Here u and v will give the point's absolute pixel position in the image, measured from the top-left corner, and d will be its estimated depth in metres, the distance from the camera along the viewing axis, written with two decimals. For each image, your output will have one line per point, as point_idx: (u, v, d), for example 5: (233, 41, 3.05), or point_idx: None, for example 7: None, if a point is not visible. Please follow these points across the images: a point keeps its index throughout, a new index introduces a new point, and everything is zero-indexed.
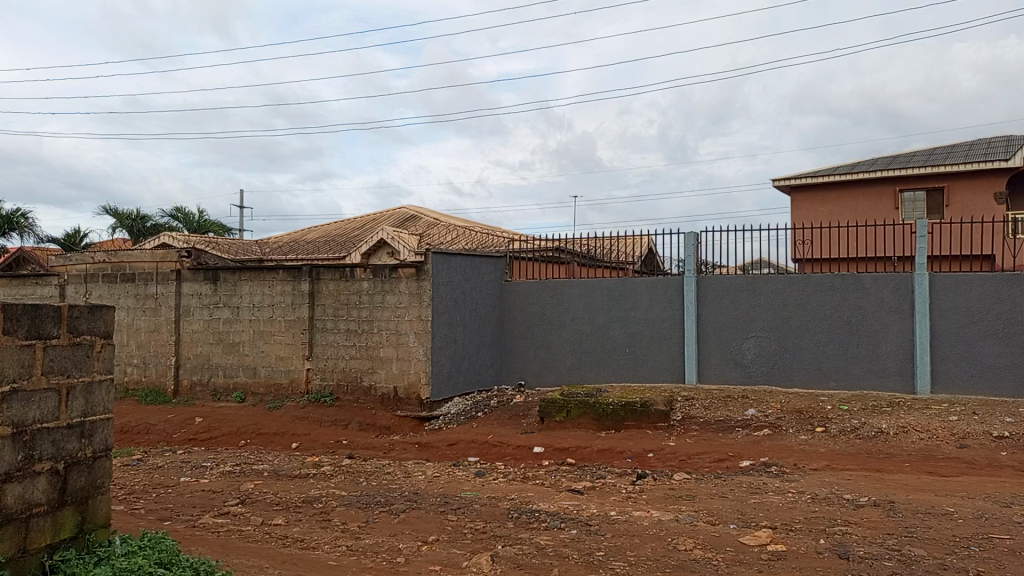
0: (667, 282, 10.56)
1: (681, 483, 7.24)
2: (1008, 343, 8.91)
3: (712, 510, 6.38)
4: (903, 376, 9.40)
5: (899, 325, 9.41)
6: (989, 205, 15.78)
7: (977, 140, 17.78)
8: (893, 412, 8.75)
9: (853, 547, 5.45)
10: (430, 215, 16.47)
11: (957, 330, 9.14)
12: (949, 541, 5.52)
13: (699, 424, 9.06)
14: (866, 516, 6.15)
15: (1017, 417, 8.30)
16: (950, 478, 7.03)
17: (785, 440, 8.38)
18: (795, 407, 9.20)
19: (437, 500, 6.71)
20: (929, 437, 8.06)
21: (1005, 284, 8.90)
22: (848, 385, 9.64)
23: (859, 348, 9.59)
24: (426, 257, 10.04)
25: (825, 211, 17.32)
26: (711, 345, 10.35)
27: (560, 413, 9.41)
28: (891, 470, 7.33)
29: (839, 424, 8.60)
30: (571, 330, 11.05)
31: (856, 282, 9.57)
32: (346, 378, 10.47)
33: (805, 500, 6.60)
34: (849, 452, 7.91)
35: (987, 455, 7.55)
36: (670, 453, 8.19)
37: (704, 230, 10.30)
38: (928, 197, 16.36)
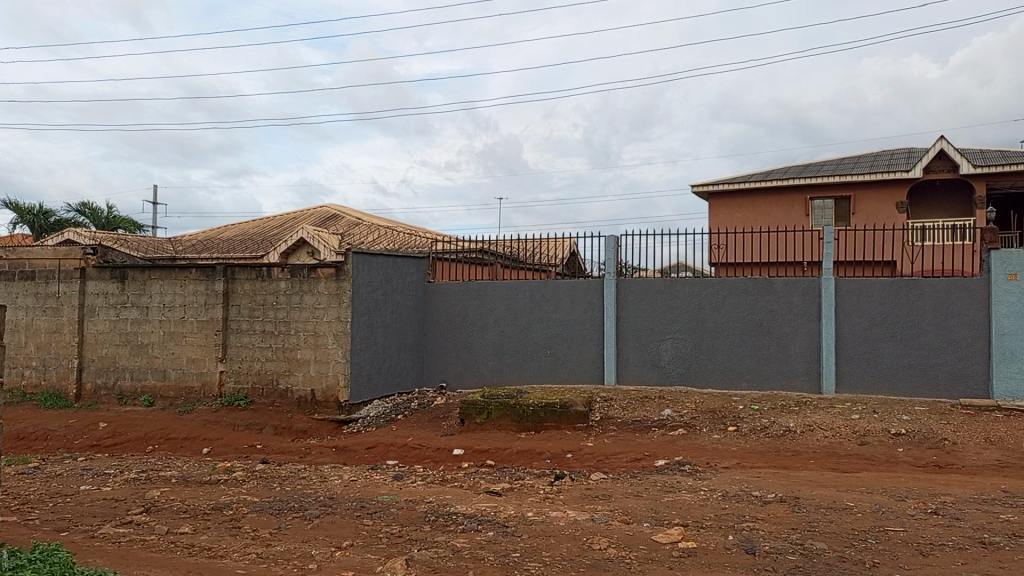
0: (588, 285, 10.70)
1: (598, 483, 7.34)
2: (906, 344, 9.38)
3: (626, 509, 6.50)
4: (810, 376, 9.78)
5: (806, 328, 9.79)
6: (892, 213, 16.61)
7: (882, 152, 18.70)
8: (800, 412, 9.10)
9: (759, 542, 5.64)
10: (353, 214, 16.23)
11: (860, 333, 9.57)
12: (849, 535, 5.78)
13: (617, 424, 9.22)
14: (772, 512, 6.37)
15: (913, 415, 8.75)
16: (851, 474, 7.36)
17: (699, 439, 8.60)
18: (708, 407, 9.46)
19: (353, 504, 6.61)
20: (833, 435, 8.41)
21: (904, 289, 9.37)
22: (758, 385, 9.97)
23: (770, 350, 9.93)
24: (346, 257, 9.88)
25: (741, 217, 17.88)
26: (629, 346, 10.54)
27: (481, 414, 9.41)
28: (797, 468, 7.62)
29: (750, 423, 8.89)
30: (493, 332, 11.07)
31: (767, 286, 9.92)
32: (261, 380, 10.21)
33: (716, 498, 6.79)
34: (759, 450, 8.18)
35: (885, 452, 7.94)
36: (589, 453, 8.29)
37: (623, 233, 10.49)
38: (836, 205, 17.10)
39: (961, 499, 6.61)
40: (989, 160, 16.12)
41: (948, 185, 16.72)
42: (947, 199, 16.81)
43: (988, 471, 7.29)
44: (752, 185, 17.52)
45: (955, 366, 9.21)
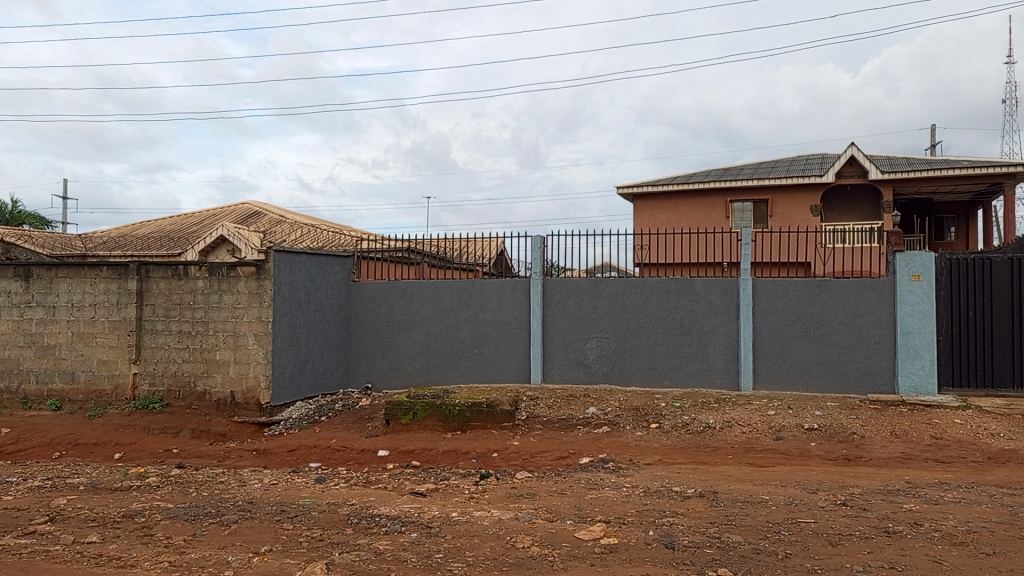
0: (515, 284, 10.74)
1: (523, 481, 7.38)
2: (818, 342, 9.75)
3: (550, 507, 6.54)
4: (729, 373, 10.07)
5: (726, 327, 10.07)
6: (807, 217, 17.27)
7: (797, 158, 19.41)
8: (720, 408, 9.35)
9: (679, 537, 5.77)
10: (276, 212, 15.87)
11: (776, 331, 9.90)
12: (763, 527, 5.97)
13: (543, 422, 9.29)
14: (691, 507, 6.53)
15: (824, 410, 9.10)
16: (766, 469, 7.61)
17: (622, 437, 8.75)
18: (632, 405, 9.62)
19: (273, 508, 6.46)
20: (750, 431, 8.69)
21: (817, 289, 9.74)
22: (680, 383, 10.21)
23: (691, 348, 10.17)
24: (268, 255, 9.64)
25: (664, 218, 18.28)
26: (555, 345, 10.64)
27: (406, 415, 9.32)
28: (716, 463, 7.84)
29: (672, 420, 9.09)
30: (419, 332, 11.00)
31: (689, 286, 10.16)
32: (178, 383, 9.87)
33: (638, 494, 6.92)
34: (679, 447, 8.37)
35: (799, 446, 8.23)
36: (514, 452, 8.32)
37: (550, 234, 10.58)
38: (755, 208, 17.66)
39: (867, 490, 6.92)
40: (895, 167, 16.91)
41: (858, 190, 17.47)
42: (858, 203, 17.57)
43: (892, 463, 7.65)
44: (676, 188, 17.93)
45: (864, 363, 9.62)
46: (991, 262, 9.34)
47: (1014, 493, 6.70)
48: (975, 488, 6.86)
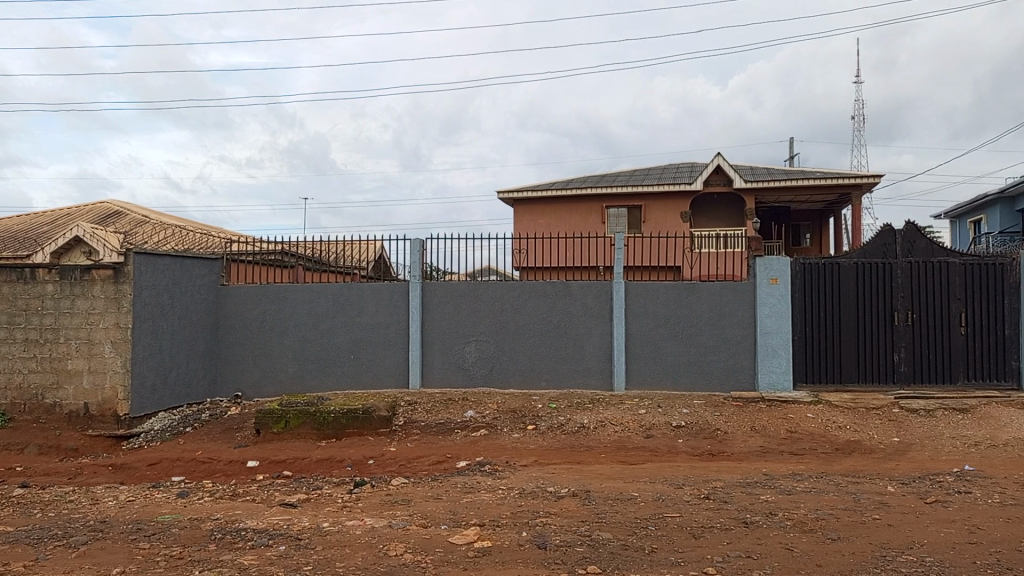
0: (393, 288, 10.61)
1: (398, 488, 7.29)
2: (686, 343, 10.19)
3: (425, 513, 6.50)
4: (603, 374, 10.34)
5: (600, 329, 10.34)
6: (677, 223, 18.00)
7: (668, 166, 20.24)
8: (594, 408, 9.58)
9: (551, 537, 5.85)
10: (139, 212, 15.01)
11: (647, 333, 10.26)
12: (632, 523, 6.16)
13: (421, 427, 9.21)
14: (564, 507, 6.65)
15: (691, 408, 9.51)
16: (637, 466, 7.86)
17: (499, 439, 8.81)
18: (509, 407, 9.70)
19: (128, 527, 6.07)
20: (622, 429, 8.96)
21: (684, 292, 10.17)
22: (556, 384, 10.39)
23: (567, 351, 10.38)
24: (126, 257, 9.09)
25: (544, 223, 18.62)
26: (433, 349, 10.58)
27: (278, 424, 9.01)
28: (589, 462, 8.03)
29: (548, 421, 9.24)
30: (293, 337, 10.68)
31: (565, 290, 10.37)
32: (23, 395, 9.12)
33: (513, 496, 6.98)
34: (555, 447, 8.52)
35: (667, 443, 8.56)
36: (390, 458, 8.21)
37: (429, 237, 10.53)
38: (629, 214, 18.28)
39: (729, 483, 7.28)
40: (757, 176, 17.95)
41: (724, 197, 18.43)
42: (724, 209, 18.55)
43: (752, 456, 8.09)
44: (554, 193, 18.29)
45: (727, 362, 10.13)
46: (839, 266, 9.94)
47: (857, 481, 7.24)
48: (824, 478, 7.35)
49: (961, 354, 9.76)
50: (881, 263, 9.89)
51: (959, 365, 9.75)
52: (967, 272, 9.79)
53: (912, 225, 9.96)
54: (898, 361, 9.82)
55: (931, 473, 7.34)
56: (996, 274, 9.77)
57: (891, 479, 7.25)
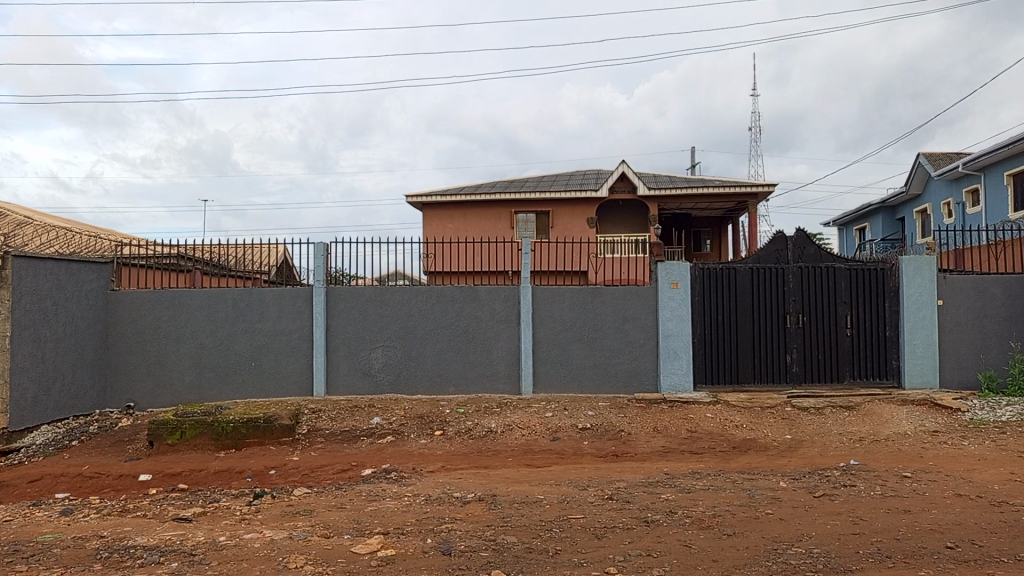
0: (296, 293, 10.35)
1: (300, 498, 7.10)
2: (591, 347, 10.36)
3: (328, 523, 6.36)
4: (511, 378, 10.40)
5: (507, 333, 10.40)
6: (583, 228, 18.32)
7: (575, 172, 20.59)
8: (502, 412, 9.63)
9: (456, 542, 5.83)
10: (20, 212, 14.11)
11: (554, 337, 10.39)
12: (537, 526, 6.21)
13: (325, 436, 9.01)
14: (470, 512, 6.63)
15: (596, 410, 9.68)
16: (543, 469, 7.93)
17: (406, 446, 8.72)
18: (417, 413, 9.62)
19: (4, 550, 5.68)
20: (529, 433, 9.02)
21: (589, 296, 10.36)
22: (464, 389, 10.38)
23: (475, 355, 10.39)
24: (4, 261, 8.52)
25: (453, 227, 18.60)
26: (338, 355, 10.39)
27: (173, 435, 8.63)
28: (496, 466, 8.04)
29: (455, 426, 9.21)
30: (190, 344, 10.28)
31: (473, 294, 10.38)
32: None
33: (418, 503, 6.91)
34: (462, 452, 8.51)
35: (573, 446, 8.69)
36: (293, 468, 7.99)
37: (334, 241, 10.34)
38: (537, 219, 18.49)
39: (631, 483, 7.44)
40: (659, 184, 18.49)
41: (628, 204, 18.92)
42: (629, 216, 19.05)
43: (654, 456, 8.30)
44: (463, 198, 18.29)
45: (630, 365, 10.36)
46: (735, 271, 10.34)
47: (752, 477, 7.54)
48: (721, 475, 7.62)
49: (847, 354, 10.30)
50: (774, 268, 10.35)
51: (845, 365, 10.28)
52: (852, 277, 10.33)
53: (802, 232, 10.46)
54: (790, 361, 10.28)
55: (820, 468, 7.72)
56: (878, 279, 10.35)
57: (783, 475, 7.59)
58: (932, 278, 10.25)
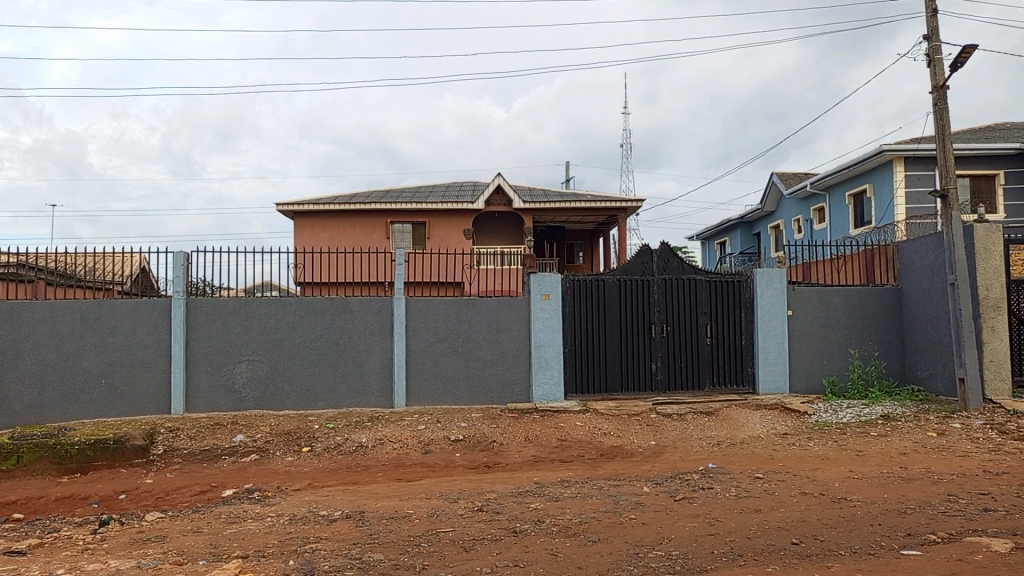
0: (153, 305, 9.79)
1: (152, 523, 6.67)
2: (465, 358, 10.37)
3: (181, 548, 6.01)
4: (383, 392, 10.24)
5: (380, 345, 10.24)
6: (459, 239, 18.38)
7: (452, 184, 20.65)
8: (372, 426, 9.45)
9: (319, 562, 5.65)
10: None
11: (426, 349, 10.32)
12: (405, 542, 6.12)
13: (183, 456, 8.52)
14: (336, 530, 6.46)
15: (469, 421, 9.69)
16: (414, 482, 7.84)
17: (271, 464, 8.41)
18: (283, 429, 9.29)
19: None
20: (401, 447, 8.91)
21: (462, 307, 10.37)
22: (335, 403, 10.13)
23: (346, 369, 10.16)
24: None
25: (326, 237, 18.17)
26: (199, 370, 9.89)
27: (8, 460, 8.08)
28: (366, 481, 7.87)
29: (324, 442, 8.96)
30: (31, 361, 9.50)
31: (344, 306, 10.16)
32: None
33: (281, 523, 6.66)
34: (331, 468, 8.30)
35: (445, 458, 8.65)
36: (146, 491, 7.52)
37: (194, 250, 9.87)
38: (413, 230, 18.41)
39: (501, 494, 7.48)
40: (535, 197, 18.79)
41: (505, 216, 19.16)
42: (504, 228, 19.28)
43: (524, 465, 8.38)
44: (337, 207, 17.92)
45: (503, 376, 10.45)
46: (603, 283, 10.65)
47: (617, 484, 7.76)
48: (588, 483, 7.80)
49: (707, 362, 10.81)
50: (639, 280, 10.73)
51: (705, 372, 10.79)
52: (711, 289, 10.87)
53: (666, 246, 10.91)
54: (654, 370, 10.68)
55: (680, 472, 8.04)
56: (735, 290, 10.94)
57: (647, 480, 7.85)
58: (783, 290, 10.93)
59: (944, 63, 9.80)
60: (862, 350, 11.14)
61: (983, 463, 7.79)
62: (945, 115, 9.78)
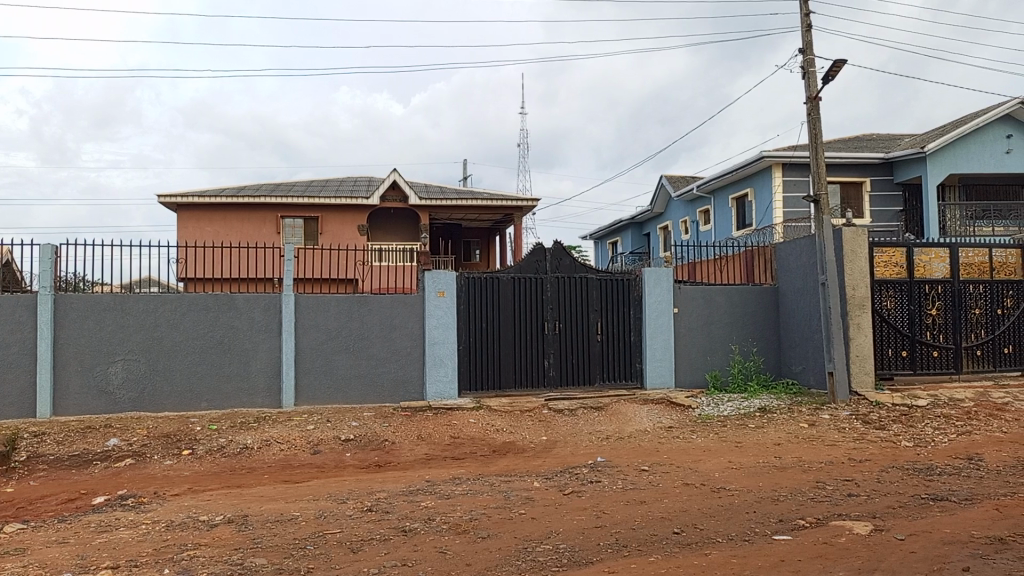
0: (16, 301, 9.12)
1: (12, 535, 6.21)
2: (356, 356, 10.19)
3: (44, 561, 5.62)
4: (271, 391, 9.93)
5: (267, 343, 9.92)
6: (353, 235, 18.06)
7: (347, 179, 20.28)
8: (259, 427, 9.15)
9: (197, 569, 5.42)
10: None
11: (317, 347, 10.07)
12: (289, 545, 5.96)
13: (49, 462, 8.00)
14: (216, 535, 6.20)
15: (360, 420, 9.53)
16: (301, 484, 7.63)
17: (148, 468, 8.00)
18: (162, 432, 8.87)
19: None
20: (289, 447, 8.67)
21: (354, 304, 10.18)
22: (219, 404, 9.75)
23: (231, 368, 9.79)
24: None
25: (212, 231, 17.48)
26: (69, 371, 9.30)
27: None
28: (251, 484, 7.60)
29: (207, 444, 8.60)
30: None
31: (229, 302, 9.78)
32: None
33: (157, 530, 6.34)
34: (213, 471, 7.97)
35: (335, 458, 8.48)
36: (6, 502, 6.99)
37: (64, 242, 9.27)
38: (305, 225, 17.95)
39: (391, 493, 7.39)
40: (430, 193, 18.70)
41: (400, 213, 18.99)
42: (400, 224, 19.10)
43: (416, 464, 8.33)
44: (224, 200, 17.25)
45: (396, 374, 10.33)
46: (497, 280, 10.70)
47: (508, 480, 7.82)
48: (479, 479, 7.82)
49: (597, 359, 11.06)
50: (533, 278, 10.85)
51: (596, 368, 11.04)
52: (603, 286, 11.12)
53: (559, 244, 11.08)
54: (547, 366, 10.84)
55: (570, 466, 8.19)
56: (625, 288, 11.23)
57: (537, 475, 7.96)
58: (669, 289, 11.32)
59: (818, 75, 10.39)
60: (742, 346, 11.67)
61: (848, 450, 8.33)
62: (818, 124, 10.37)
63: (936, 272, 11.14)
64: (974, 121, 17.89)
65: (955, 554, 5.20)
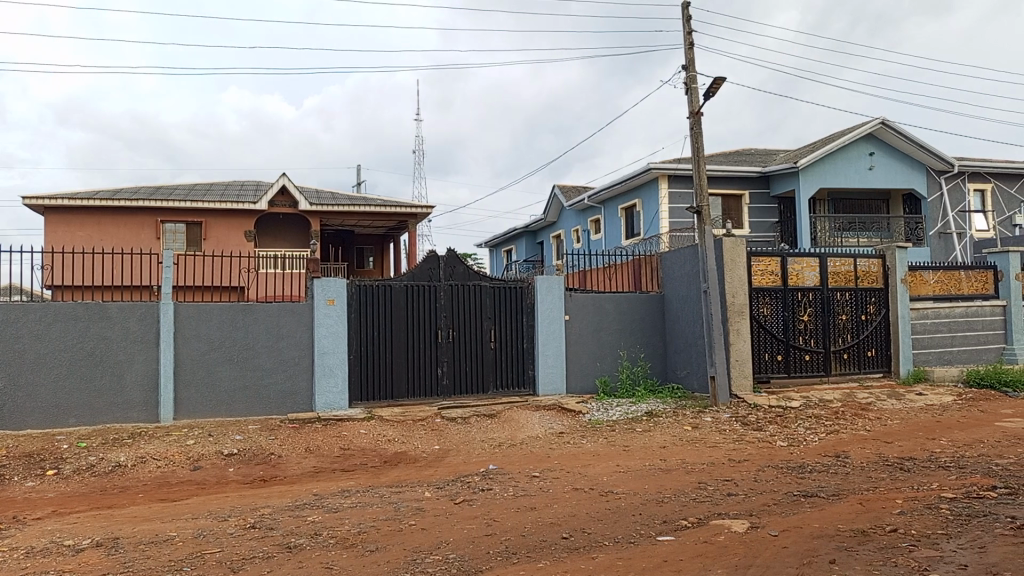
0: None
1: None
2: (241, 367, 9.82)
3: None
4: (148, 405, 9.43)
5: (143, 355, 9.41)
6: (240, 241, 17.43)
7: (232, 183, 19.53)
8: (133, 444, 8.66)
9: None
10: None
11: (198, 358, 9.64)
12: (164, 567, 5.65)
13: None
14: (82, 561, 5.81)
15: (245, 434, 9.18)
16: (179, 502, 7.26)
17: (6, 491, 7.41)
18: (24, 451, 8.25)
19: None
20: (166, 464, 8.25)
21: (239, 313, 9.81)
22: (89, 420, 9.17)
23: (103, 382, 9.23)
24: None
25: (85, 236, 16.45)
26: None
27: None
28: (123, 504, 7.16)
29: (74, 464, 8.06)
30: None
31: (101, 312, 9.22)
32: None
33: (15, 558, 5.87)
34: (80, 492, 7.47)
35: (217, 473, 8.13)
36: None
37: None
38: (187, 230, 17.16)
39: (276, 509, 7.15)
40: (321, 199, 18.31)
41: (289, 219, 18.47)
42: (290, 230, 18.58)
43: (303, 477, 8.09)
44: (98, 203, 16.26)
45: (283, 385, 10.02)
46: (389, 288, 10.57)
47: (399, 490, 7.72)
48: (370, 491, 7.68)
49: (490, 366, 11.09)
50: (426, 286, 10.78)
51: (489, 376, 11.07)
52: (496, 294, 11.17)
53: (452, 252, 11.06)
54: (440, 375, 10.78)
55: (462, 475, 8.17)
56: (517, 296, 11.32)
57: (429, 485, 7.89)
58: (560, 297, 11.50)
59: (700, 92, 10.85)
60: (630, 352, 12.00)
61: (728, 452, 8.70)
62: (700, 139, 10.82)
63: (807, 281, 11.82)
64: (841, 139, 19.13)
65: (823, 547, 5.51)
